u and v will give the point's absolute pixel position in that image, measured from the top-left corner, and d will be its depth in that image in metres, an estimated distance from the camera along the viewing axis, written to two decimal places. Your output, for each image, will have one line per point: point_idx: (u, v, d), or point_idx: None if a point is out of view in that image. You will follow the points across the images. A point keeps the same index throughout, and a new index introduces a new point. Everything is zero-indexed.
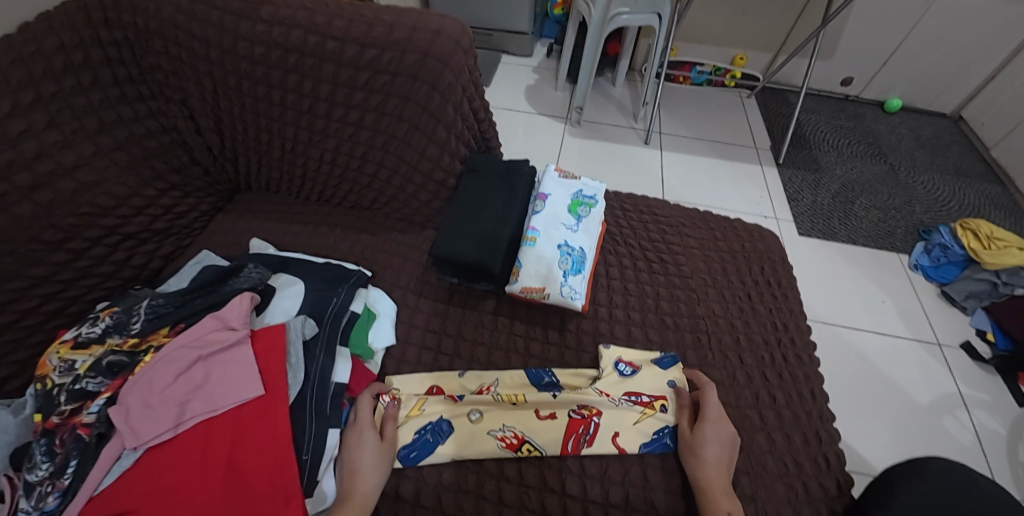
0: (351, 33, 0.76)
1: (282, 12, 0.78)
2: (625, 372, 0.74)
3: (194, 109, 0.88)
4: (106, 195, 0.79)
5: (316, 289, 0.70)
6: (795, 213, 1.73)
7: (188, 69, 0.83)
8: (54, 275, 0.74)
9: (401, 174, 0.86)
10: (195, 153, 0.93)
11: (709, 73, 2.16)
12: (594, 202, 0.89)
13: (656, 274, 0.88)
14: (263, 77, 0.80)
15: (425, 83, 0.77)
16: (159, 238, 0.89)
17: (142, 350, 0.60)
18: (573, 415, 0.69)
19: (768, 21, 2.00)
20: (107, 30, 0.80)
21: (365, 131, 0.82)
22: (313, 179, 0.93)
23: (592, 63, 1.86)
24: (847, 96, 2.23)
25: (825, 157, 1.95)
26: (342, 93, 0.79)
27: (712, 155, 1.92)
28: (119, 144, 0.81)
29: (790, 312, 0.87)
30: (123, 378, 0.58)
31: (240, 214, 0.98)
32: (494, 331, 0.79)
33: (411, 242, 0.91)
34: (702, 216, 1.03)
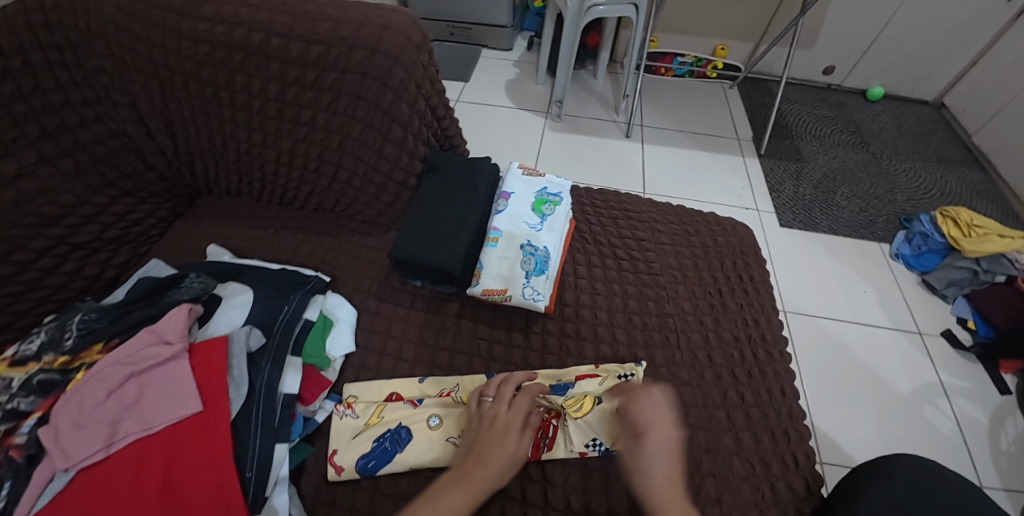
0: (296, 29, 0.73)
1: (224, 9, 0.75)
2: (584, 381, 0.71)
3: (143, 113, 0.85)
4: (51, 205, 0.76)
5: (267, 298, 0.68)
6: (777, 204, 1.72)
7: (133, 71, 0.80)
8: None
9: (360, 175, 0.84)
10: (149, 158, 0.90)
11: (691, 64, 2.14)
12: (560, 200, 0.86)
13: (624, 272, 0.86)
14: (210, 78, 0.77)
15: (376, 80, 0.74)
16: (112, 247, 0.86)
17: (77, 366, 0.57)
18: None
19: (747, 10, 1.98)
20: (46, 32, 0.77)
21: (319, 132, 0.80)
22: (272, 182, 0.90)
23: (570, 57, 1.82)
24: (830, 85, 2.22)
25: (807, 147, 1.94)
26: (292, 92, 0.76)
27: (694, 147, 1.90)
28: (65, 151, 0.78)
29: (761, 308, 0.86)
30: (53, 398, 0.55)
31: (200, 219, 0.95)
32: (457, 335, 0.77)
33: (374, 245, 0.89)
34: (674, 211, 1.01)
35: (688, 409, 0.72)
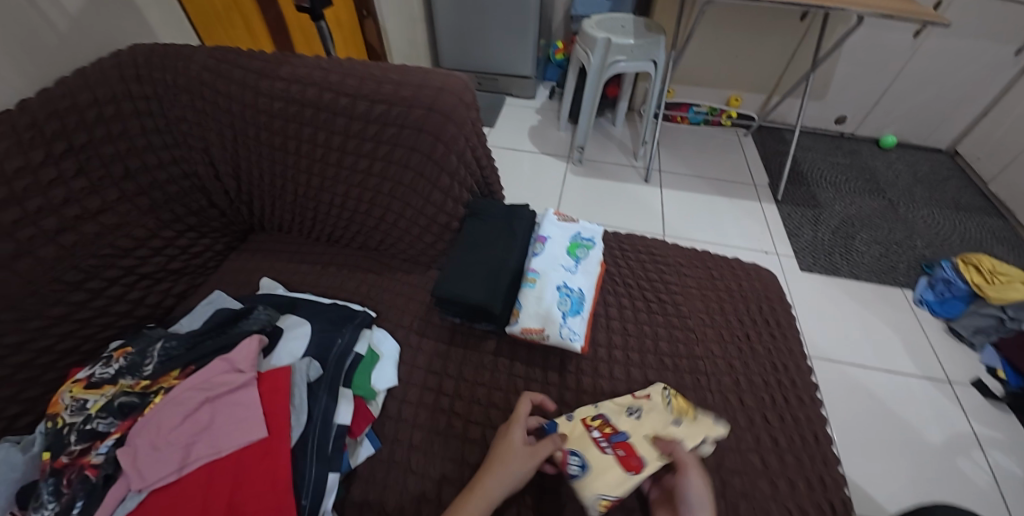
0: (362, 90, 0.81)
1: (300, 71, 0.84)
2: (633, 410, 0.73)
3: (214, 157, 0.93)
4: (127, 237, 0.84)
5: (322, 330, 0.72)
6: (797, 249, 1.75)
7: (210, 120, 0.88)
8: (73, 314, 0.78)
9: (407, 217, 0.90)
10: (213, 197, 0.97)
11: (706, 113, 2.24)
12: (593, 244, 0.91)
13: (654, 314, 0.89)
14: (279, 128, 0.86)
15: (430, 134, 0.81)
16: (174, 277, 0.93)
17: (150, 391, 0.61)
18: (614, 450, 0.68)
19: (760, 64, 2.09)
20: (138, 85, 0.85)
21: (373, 178, 0.87)
22: (323, 221, 0.97)
23: (592, 107, 1.93)
24: (842, 133, 2.28)
25: (823, 193, 1.99)
26: (353, 143, 0.84)
27: (711, 192, 1.96)
28: (142, 190, 0.86)
29: (790, 353, 0.87)
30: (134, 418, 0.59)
31: (253, 253, 1.02)
32: (495, 372, 0.80)
33: (415, 282, 0.95)
34: (700, 255, 1.04)
35: (721, 452, 0.73)
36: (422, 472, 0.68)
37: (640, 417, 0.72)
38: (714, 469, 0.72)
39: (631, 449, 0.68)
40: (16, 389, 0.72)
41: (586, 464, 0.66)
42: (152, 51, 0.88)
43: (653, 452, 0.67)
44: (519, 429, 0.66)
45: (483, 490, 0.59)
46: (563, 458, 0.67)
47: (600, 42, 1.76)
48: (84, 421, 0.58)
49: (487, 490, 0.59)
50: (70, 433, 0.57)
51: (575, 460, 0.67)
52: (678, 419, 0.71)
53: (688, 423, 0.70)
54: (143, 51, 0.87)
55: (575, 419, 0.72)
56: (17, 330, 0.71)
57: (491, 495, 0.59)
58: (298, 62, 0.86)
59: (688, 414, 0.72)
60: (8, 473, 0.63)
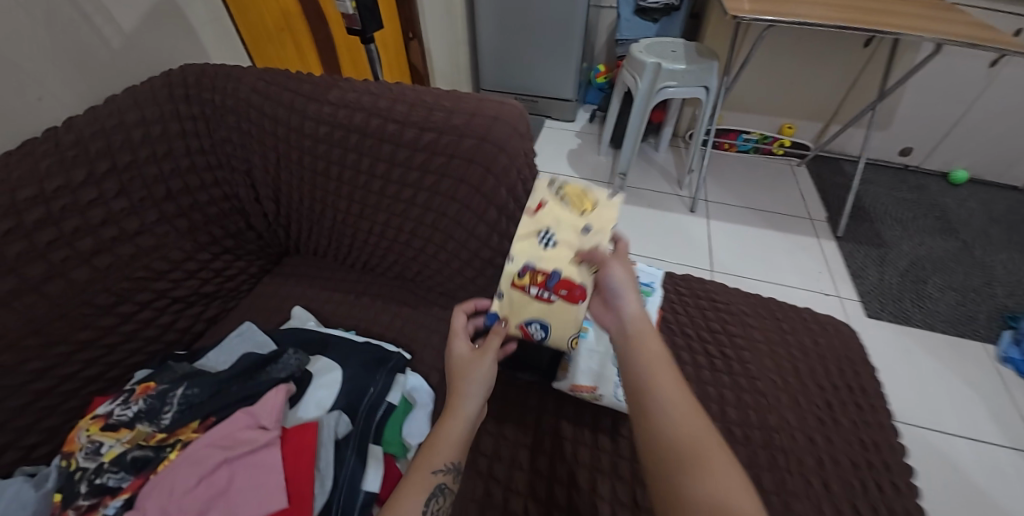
0: (412, 117, 0.77)
1: (347, 96, 0.80)
2: (548, 239, 0.66)
3: (255, 180, 0.90)
4: (162, 260, 0.81)
5: (352, 378, 0.65)
6: (860, 292, 1.60)
7: (254, 143, 0.86)
8: (100, 338, 0.75)
9: (448, 250, 0.84)
10: (251, 219, 0.94)
11: (757, 141, 2.12)
12: (652, 290, 0.82)
13: (719, 373, 0.79)
14: (323, 154, 0.82)
15: (481, 166, 0.75)
16: (206, 300, 0.89)
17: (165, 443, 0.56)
18: (560, 295, 0.63)
19: (818, 92, 1.97)
20: (186, 105, 0.84)
21: (416, 209, 0.81)
22: (360, 248, 0.92)
23: (637, 133, 1.86)
24: (907, 166, 2.12)
25: (888, 231, 1.83)
26: (397, 172, 0.79)
27: (762, 225, 1.84)
28: (181, 211, 0.83)
29: (878, 428, 0.76)
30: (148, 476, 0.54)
31: (286, 278, 0.98)
32: (539, 431, 0.72)
33: (452, 320, 0.88)
34: (765, 304, 0.94)
35: None
36: None
37: (558, 241, 0.66)
38: None
39: (570, 282, 0.63)
40: (34, 418, 0.68)
41: (546, 322, 0.65)
42: (202, 71, 0.86)
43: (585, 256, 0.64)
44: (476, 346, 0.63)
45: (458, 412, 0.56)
46: (523, 330, 0.66)
47: (650, 67, 1.69)
48: (95, 470, 0.53)
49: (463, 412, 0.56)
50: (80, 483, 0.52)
51: (537, 325, 0.65)
52: (586, 224, 0.68)
53: (590, 216, 0.68)
54: (193, 71, 0.86)
55: (506, 292, 0.66)
56: (43, 355, 0.68)
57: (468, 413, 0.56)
58: (346, 85, 0.82)
59: (588, 203, 0.70)
60: (16, 510, 0.59)
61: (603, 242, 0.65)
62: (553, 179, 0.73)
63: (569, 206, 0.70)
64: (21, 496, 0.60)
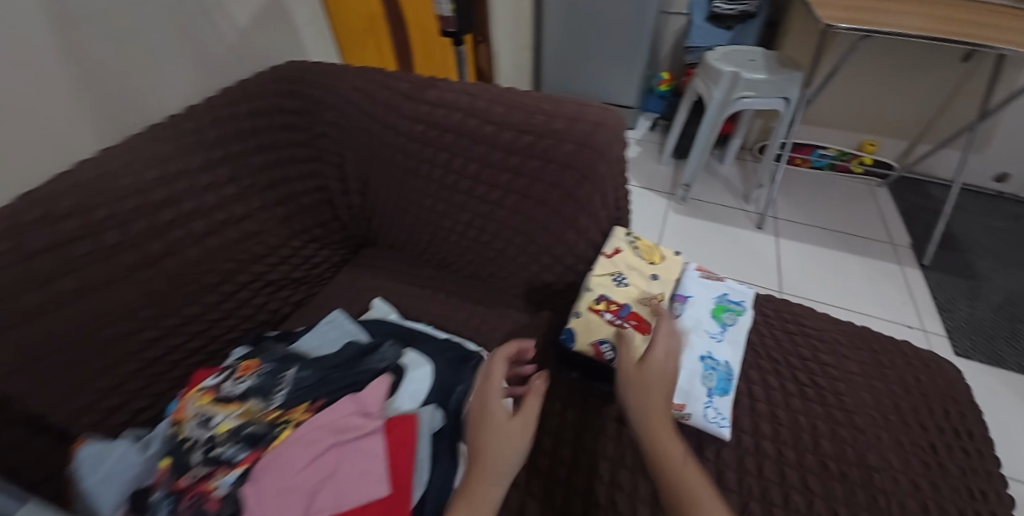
0: (510, 119, 0.77)
1: (446, 96, 0.82)
2: (620, 279, 0.76)
3: (346, 173, 0.94)
4: (260, 244, 0.85)
5: (443, 375, 0.66)
6: (948, 327, 1.49)
7: (351, 138, 0.89)
8: (204, 315, 0.79)
9: (530, 253, 0.84)
10: (338, 210, 0.98)
11: (833, 157, 2.01)
12: (742, 309, 0.79)
13: (811, 402, 0.75)
14: (417, 151, 0.84)
15: (577, 171, 0.75)
16: (294, 285, 0.93)
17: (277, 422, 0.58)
18: (630, 322, 0.71)
19: (907, 109, 1.85)
20: (291, 99, 0.88)
21: (503, 210, 0.82)
22: (440, 246, 0.94)
23: (706, 144, 1.80)
24: (1003, 194, 1.95)
25: (980, 262, 1.69)
26: (489, 172, 0.80)
27: (836, 246, 1.74)
28: (280, 199, 0.87)
29: (988, 478, 0.70)
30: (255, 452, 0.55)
31: (364, 269, 1.01)
32: (618, 445, 0.70)
33: (527, 323, 0.88)
34: (859, 333, 0.89)
35: None
36: None
37: (631, 281, 0.76)
38: None
39: (639, 315, 0.72)
40: (143, 384, 0.73)
41: None
42: (308, 67, 0.90)
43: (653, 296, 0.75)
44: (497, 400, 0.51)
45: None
46: (594, 349, 0.70)
47: (727, 76, 1.64)
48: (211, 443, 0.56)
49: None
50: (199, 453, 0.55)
51: (608, 347, 0.69)
52: (655, 271, 0.78)
53: (658, 266, 0.79)
54: (299, 67, 0.90)
55: (583, 314, 0.73)
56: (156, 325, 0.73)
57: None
58: (445, 86, 0.84)
59: (657, 255, 0.80)
60: (128, 472, 0.65)
61: (666, 291, 0.76)
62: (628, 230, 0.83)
63: (641, 252, 0.80)
64: (129, 458, 0.66)
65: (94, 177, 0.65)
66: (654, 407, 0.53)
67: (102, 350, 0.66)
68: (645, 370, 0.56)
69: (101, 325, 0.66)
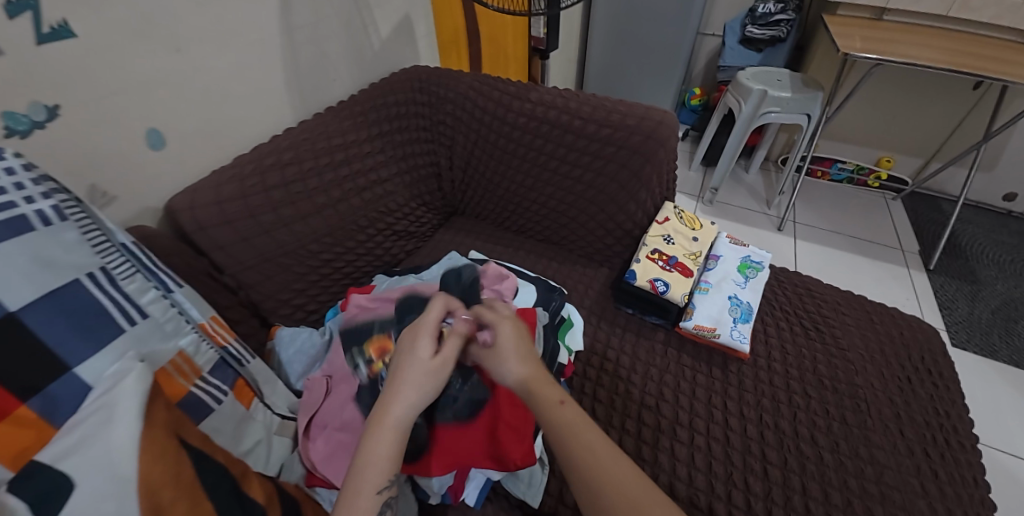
0: (594, 116, 1.03)
1: (544, 98, 1.08)
2: (669, 238, 1.02)
3: (455, 153, 1.20)
4: (393, 202, 1.12)
5: (541, 293, 0.93)
6: (947, 322, 1.68)
7: (463, 125, 1.16)
8: (356, 248, 1.04)
9: (598, 220, 1.10)
10: (443, 183, 1.24)
11: (851, 172, 2.20)
12: (762, 267, 1.02)
13: (812, 340, 0.98)
14: (517, 138, 1.10)
15: (643, 156, 1.00)
16: (409, 238, 1.20)
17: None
18: (676, 269, 0.97)
19: (922, 130, 2.05)
20: (420, 94, 1.15)
21: (581, 185, 1.08)
22: (523, 214, 1.20)
23: (734, 153, 2.03)
24: (1011, 212, 2.12)
25: (983, 270, 1.87)
26: (573, 155, 1.06)
27: (849, 249, 1.94)
28: (408, 169, 1.15)
29: (952, 402, 0.91)
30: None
31: (457, 231, 1.28)
32: (664, 358, 0.94)
33: (591, 275, 1.13)
34: (858, 299, 1.10)
35: (882, 469, 0.79)
36: (605, 420, 0.85)
37: (677, 240, 1.02)
38: (874, 482, 0.77)
39: (684, 265, 0.98)
40: (316, 293, 0.99)
41: (667, 283, 0.95)
42: (432, 70, 1.17)
43: (692, 253, 1.01)
44: (424, 344, 0.62)
45: (385, 422, 0.56)
46: (650, 285, 0.95)
47: (756, 93, 1.87)
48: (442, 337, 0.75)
49: (392, 415, 0.57)
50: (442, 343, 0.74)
51: (660, 283, 0.94)
52: (696, 235, 1.04)
53: (698, 232, 1.05)
54: (426, 70, 1.17)
55: (642, 260, 0.98)
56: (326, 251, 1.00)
57: (394, 418, 0.56)
58: (541, 89, 1.10)
59: (697, 224, 1.07)
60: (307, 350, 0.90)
61: (703, 250, 1.03)
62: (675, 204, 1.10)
63: (686, 220, 1.06)
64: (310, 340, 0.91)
65: (302, 139, 0.94)
66: (524, 366, 0.61)
67: (299, 261, 0.93)
68: (502, 344, 0.63)
69: (301, 244, 0.92)
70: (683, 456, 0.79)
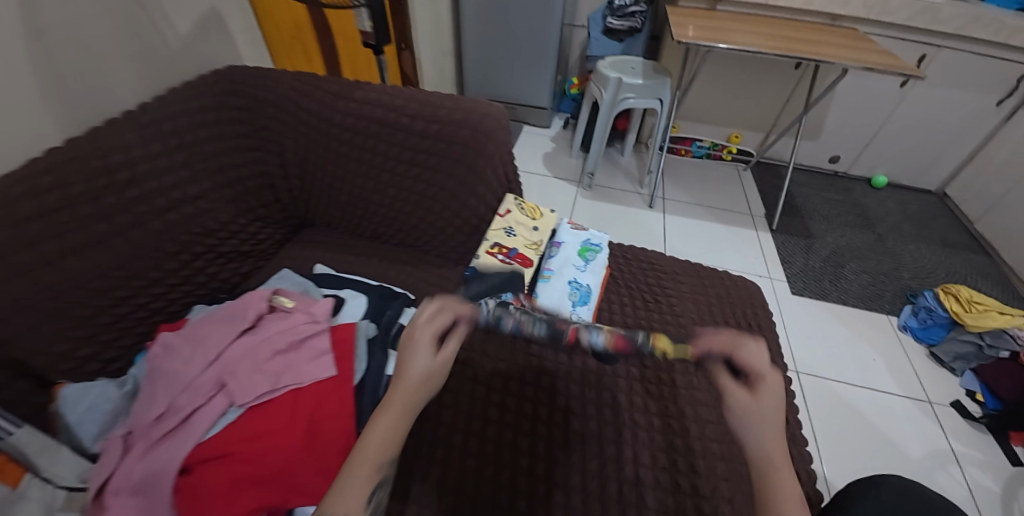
0: (421, 111, 1.01)
1: (369, 95, 1.03)
2: (509, 232, 1.04)
3: (286, 160, 1.10)
4: (212, 221, 1.00)
5: (375, 302, 0.88)
6: (789, 274, 1.90)
7: (288, 130, 1.07)
8: (165, 278, 0.93)
9: (445, 218, 1.07)
10: (279, 194, 1.14)
11: (708, 148, 2.43)
12: (600, 249, 1.08)
13: (651, 311, 1.06)
14: (348, 140, 1.04)
15: (474, 150, 1.01)
16: (242, 258, 1.08)
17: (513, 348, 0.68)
18: (516, 261, 0.99)
19: (761, 106, 2.28)
20: (233, 97, 1.04)
21: (420, 184, 1.05)
22: (371, 219, 1.13)
23: (603, 138, 2.11)
24: (836, 172, 2.46)
25: (816, 225, 2.14)
26: (407, 154, 1.02)
27: (711, 219, 2.12)
28: (229, 182, 1.03)
29: (768, 350, 1.04)
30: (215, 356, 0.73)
31: (306, 244, 1.17)
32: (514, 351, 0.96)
33: (446, 275, 1.10)
34: (694, 266, 1.22)
35: (706, 423, 0.88)
36: (448, 424, 0.83)
37: (518, 232, 1.05)
38: (698, 437, 0.86)
39: (524, 256, 1.01)
40: (112, 336, 0.86)
41: (507, 275, 0.96)
42: (246, 70, 1.06)
43: (533, 243, 1.05)
44: (423, 333, 0.55)
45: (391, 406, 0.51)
46: (491, 279, 0.95)
47: (612, 81, 1.97)
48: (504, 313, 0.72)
49: (400, 390, 0.52)
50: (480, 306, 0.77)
51: (500, 277, 0.95)
52: (535, 225, 1.08)
53: (537, 222, 1.09)
54: (238, 70, 1.06)
55: (482, 256, 0.99)
56: (123, 286, 0.86)
57: (404, 395, 0.52)
58: (367, 86, 1.05)
59: (537, 214, 1.11)
60: (104, 405, 0.78)
61: (543, 239, 1.06)
62: (516, 197, 1.12)
63: (525, 212, 1.10)
64: (106, 393, 0.79)
65: (66, 157, 0.79)
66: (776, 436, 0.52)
67: (79, 303, 0.80)
68: (763, 398, 0.54)
69: (79, 282, 0.79)
70: (526, 447, 0.82)
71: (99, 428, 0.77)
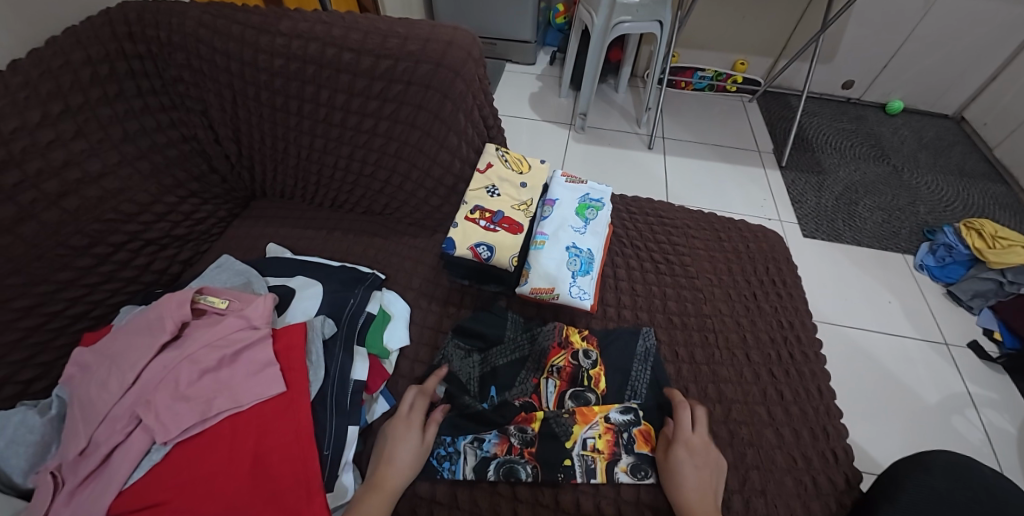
0: (367, 45, 0.82)
1: (300, 26, 0.84)
2: (492, 192, 0.88)
3: (213, 119, 0.91)
4: (129, 202, 0.82)
5: (333, 291, 0.78)
6: (799, 216, 1.76)
7: (209, 80, 0.87)
8: (79, 278, 0.77)
9: (413, 180, 0.91)
10: (214, 162, 0.96)
11: (711, 79, 2.19)
12: (602, 205, 0.92)
13: (662, 275, 0.92)
14: (282, 88, 0.86)
15: (438, 92, 0.84)
16: (179, 244, 0.91)
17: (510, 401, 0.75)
18: (501, 227, 0.84)
19: (769, 27, 2.03)
20: (131, 43, 0.83)
21: (379, 139, 0.88)
22: (328, 185, 0.96)
23: (595, 71, 1.88)
24: (849, 99, 2.25)
25: (828, 159, 1.98)
26: (358, 101, 0.85)
27: (715, 159, 1.94)
28: (142, 153, 0.85)
29: (795, 311, 0.91)
30: (134, 380, 0.62)
31: (257, 219, 0.99)
32: None
33: (421, 246, 0.95)
34: (707, 218, 1.07)
35: (730, 405, 0.77)
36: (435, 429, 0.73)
37: (503, 190, 0.89)
38: (722, 421, 0.75)
39: (510, 220, 0.85)
40: (25, 354, 0.70)
41: (491, 246, 0.82)
42: (144, 6, 0.84)
43: (523, 203, 0.88)
44: None
45: None
46: (472, 252, 0.82)
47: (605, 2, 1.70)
48: (479, 440, 0.71)
49: None
50: (477, 314, 0.84)
51: (482, 248, 0.82)
52: (525, 182, 0.92)
53: (528, 177, 0.93)
54: (133, 6, 0.84)
55: (461, 223, 0.85)
56: (25, 294, 0.71)
57: None
58: (298, 16, 0.85)
59: (525, 166, 0.94)
60: (25, 436, 0.59)
61: (535, 197, 0.90)
62: (498, 146, 0.95)
63: (513, 165, 0.93)
64: (26, 421, 0.60)
65: None
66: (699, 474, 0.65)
67: None
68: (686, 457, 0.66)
69: None
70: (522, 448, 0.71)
71: (26, 464, 0.58)
